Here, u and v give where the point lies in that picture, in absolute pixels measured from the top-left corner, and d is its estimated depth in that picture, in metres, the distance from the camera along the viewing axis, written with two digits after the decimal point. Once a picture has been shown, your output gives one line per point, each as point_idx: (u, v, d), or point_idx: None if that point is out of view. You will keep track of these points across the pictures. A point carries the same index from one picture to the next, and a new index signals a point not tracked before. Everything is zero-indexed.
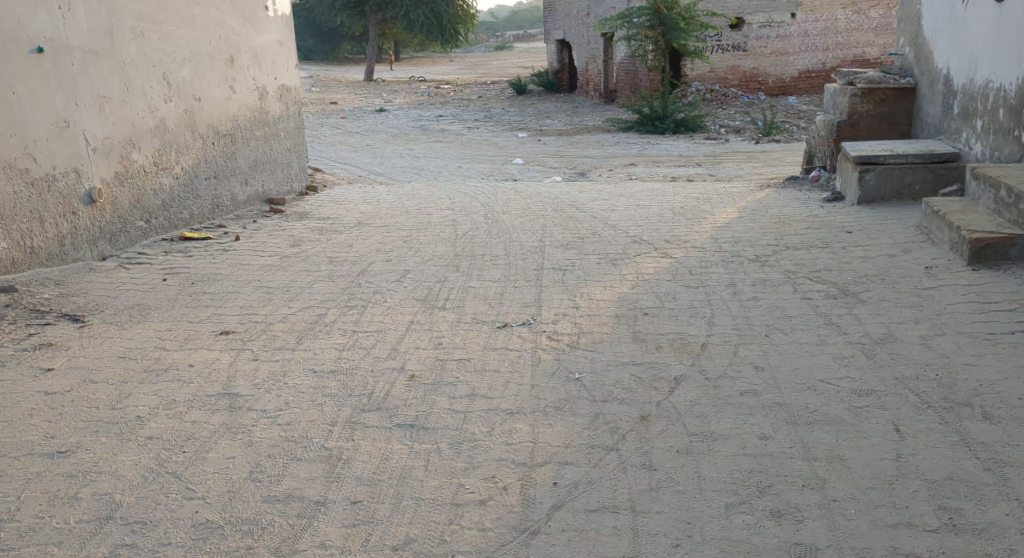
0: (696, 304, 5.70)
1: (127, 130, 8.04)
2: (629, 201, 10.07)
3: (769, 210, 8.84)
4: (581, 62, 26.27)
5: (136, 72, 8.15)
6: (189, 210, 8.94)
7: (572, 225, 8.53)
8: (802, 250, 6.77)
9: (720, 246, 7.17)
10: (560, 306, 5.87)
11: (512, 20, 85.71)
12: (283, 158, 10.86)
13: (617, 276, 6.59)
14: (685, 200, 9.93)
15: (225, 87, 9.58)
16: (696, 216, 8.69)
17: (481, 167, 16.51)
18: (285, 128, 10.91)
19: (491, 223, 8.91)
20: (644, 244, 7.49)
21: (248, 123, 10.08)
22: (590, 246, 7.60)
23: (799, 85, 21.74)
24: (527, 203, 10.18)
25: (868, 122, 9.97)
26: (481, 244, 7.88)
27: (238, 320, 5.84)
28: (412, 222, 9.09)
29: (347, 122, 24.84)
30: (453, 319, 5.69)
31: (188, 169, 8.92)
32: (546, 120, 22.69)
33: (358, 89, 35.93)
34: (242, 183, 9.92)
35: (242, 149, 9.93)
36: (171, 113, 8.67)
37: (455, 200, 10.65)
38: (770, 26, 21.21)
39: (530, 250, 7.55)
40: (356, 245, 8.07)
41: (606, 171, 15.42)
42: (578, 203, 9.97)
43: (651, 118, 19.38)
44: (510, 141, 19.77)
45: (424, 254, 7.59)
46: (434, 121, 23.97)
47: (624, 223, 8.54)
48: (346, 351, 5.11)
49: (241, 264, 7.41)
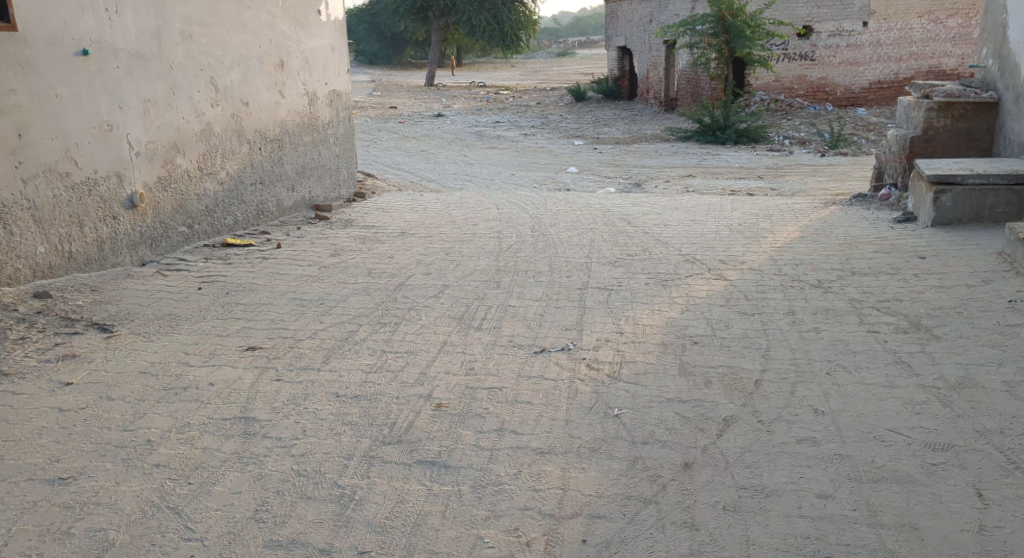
0: (751, 334, 5.29)
1: (172, 134, 7.84)
2: (684, 216, 9.64)
3: (835, 230, 8.34)
4: (642, 70, 25.82)
5: (183, 76, 7.96)
6: (234, 216, 8.75)
7: (623, 241, 8.17)
8: (868, 276, 6.36)
9: (777, 269, 6.75)
10: (602, 330, 5.51)
11: (575, 26, 85.45)
12: (332, 164, 10.66)
13: (666, 299, 6.21)
14: (744, 217, 9.47)
15: (274, 91, 9.40)
16: (754, 234, 8.25)
17: (535, 175, 16.18)
18: (334, 133, 10.71)
19: (538, 235, 8.59)
20: (696, 264, 7.10)
21: (297, 128, 9.89)
22: (639, 264, 7.23)
23: (868, 96, 20.99)
24: (578, 215, 9.85)
25: (944, 138, 9.48)
26: (526, 259, 7.56)
27: (267, 334, 5.55)
28: (459, 234, 8.83)
29: (403, 126, 24.69)
30: (489, 341, 5.37)
31: (233, 174, 8.73)
32: (604, 128, 22.29)
33: (418, 93, 35.93)
34: (289, 189, 9.73)
35: (290, 155, 9.74)
36: (218, 117, 8.48)
37: (504, 210, 10.38)
38: (841, 35, 20.51)
39: (576, 267, 7.20)
40: (399, 257, 7.82)
41: (663, 182, 14.99)
42: (632, 217, 9.57)
43: (713, 128, 18.91)
44: (567, 149, 19.39)
45: (465, 269, 7.29)
46: (490, 127, 23.72)
47: (677, 240, 8.13)
48: (373, 374, 4.81)
49: (279, 275, 7.18)
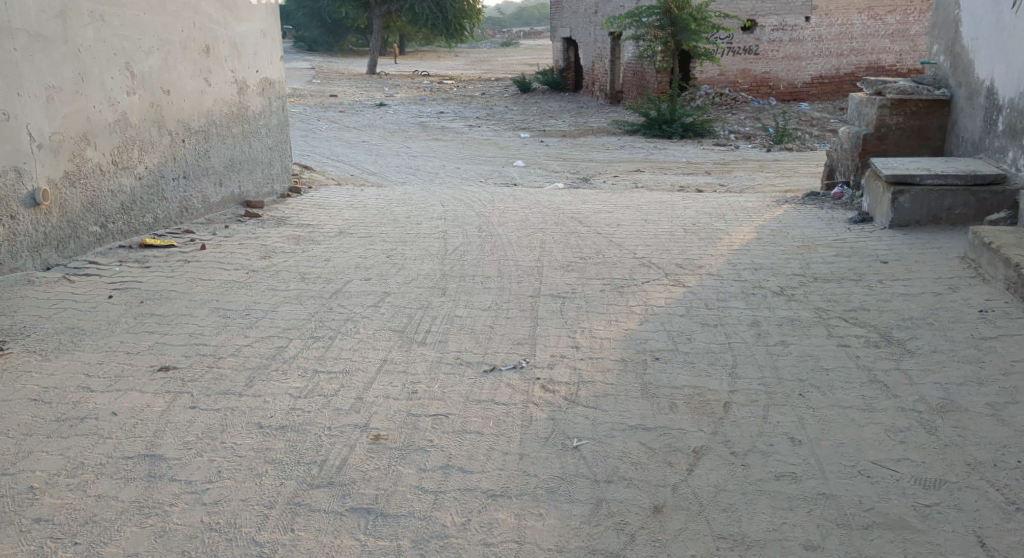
0: (715, 349, 4.93)
1: (82, 125, 7.21)
2: (635, 214, 9.30)
3: (791, 231, 8.05)
4: (587, 62, 25.50)
5: (94, 60, 7.33)
6: (154, 214, 8.14)
7: (575, 242, 7.78)
8: (832, 283, 6.05)
9: (738, 276, 6.41)
10: (558, 346, 5.10)
11: (519, 17, 85.00)
12: (264, 157, 10.06)
13: (623, 308, 5.81)
14: (697, 216, 9.16)
15: (198, 78, 8.78)
16: (710, 236, 7.92)
17: (480, 169, 15.75)
18: (266, 124, 10.11)
19: (485, 236, 8.13)
20: (654, 270, 6.73)
21: (225, 119, 9.28)
22: (593, 269, 6.84)
23: (811, 91, 20.91)
24: (525, 213, 9.40)
25: (896, 135, 9.28)
26: (473, 263, 7.10)
27: (183, 351, 5.03)
28: (398, 234, 8.33)
29: (345, 116, 24.05)
30: (433, 358, 4.92)
31: (153, 168, 8.12)
32: (549, 120, 21.91)
33: (361, 83, 35.22)
34: (215, 184, 9.13)
35: (217, 147, 9.13)
36: (134, 107, 7.85)
37: (448, 207, 9.90)
38: (784, 29, 20.37)
39: (527, 272, 6.77)
40: (333, 260, 7.30)
41: (610, 177, 14.67)
42: (583, 216, 9.20)
43: (659, 122, 18.60)
44: (511, 142, 18.99)
45: (407, 273, 6.80)
46: (434, 118, 23.21)
47: (632, 241, 7.77)
48: (303, 398, 4.34)
49: (202, 280, 6.62)
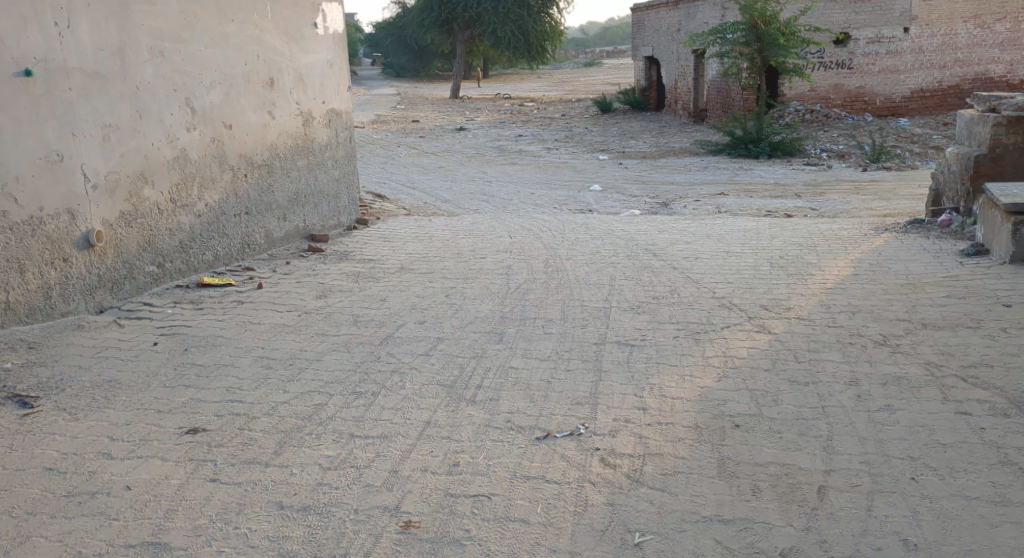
0: (805, 417, 4.33)
1: (139, 163, 6.95)
2: (717, 245, 8.65)
3: (891, 266, 7.31)
4: (670, 80, 24.83)
5: (153, 97, 7.06)
6: (214, 251, 7.82)
7: (647, 279, 7.21)
8: (941, 333, 5.39)
9: (830, 323, 5.76)
10: (625, 408, 4.54)
11: (602, 37, 84.61)
12: (330, 190, 9.77)
13: (699, 361, 5.22)
14: (785, 247, 8.46)
15: (262, 112, 8.49)
16: (798, 272, 7.25)
17: (557, 194, 15.24)
18: (333, 155, 9.81)
19: (552, 271, 7.63)
20: (735, 314, 6.12)
21: (290, 152, 8.98)
22: (666, 311, 6.27)
23: (910, 106, 19.81)
24: (597, 244, 8.87)
25: (1014, 156, 8.55)
26: (535, 303, 6.60)
27: (216, 408, 4.62)
28: (463, 269, 7.90)
29: (424, 141, 23.86)
30: (482, 421, 4.40)
31: (215, 205, 7.84)
32: (630, 141, 21.30)
33: (441, 106, 35.17)
34: (279, 219, 8.83)
35: (281, 181, 8.83)
36: (195, 142, 7.56)
37: (520, 238, 9.47)
38: (880, 42, 19.36)
39: (593, 314, 6.24)
40: (390, 300, 6.88)
41: (692, 202, 13.98)
42: (659, 248, 8.60)
43: (745, 141, 17.91)
44: (591, 164, 18.44)
45: (464, 316, 6.34)
46: (512, 141, 22.80)
47: (710, 278, 7.16)
48: (333, 471, 3.87)
49: (251, 324, 6.27)
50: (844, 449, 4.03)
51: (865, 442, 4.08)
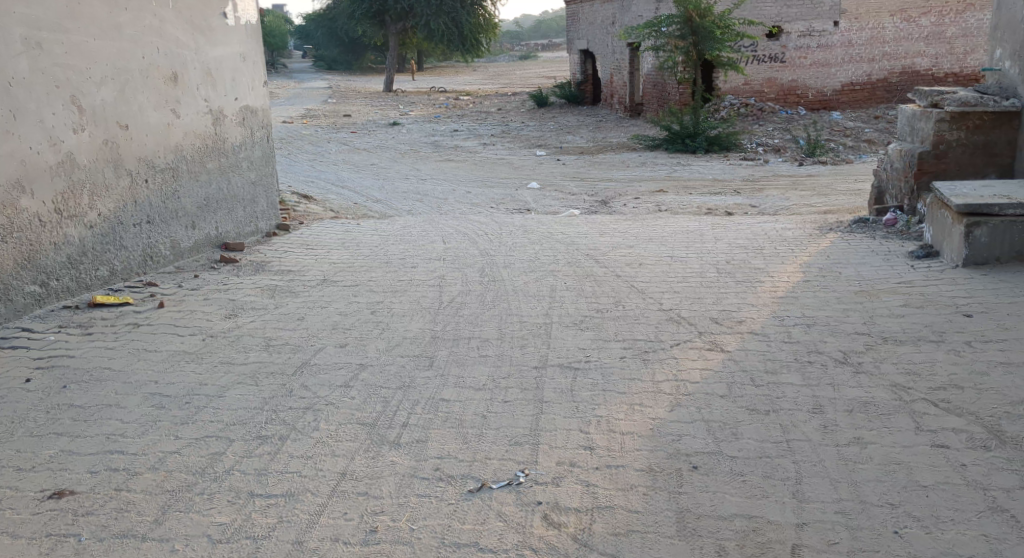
0: (769, 454, 3.83)
1: (14, 170, 6.26)
2: (662, 249, 8.19)
3: (845, 270, 6.90)
4: (605, 73, 24.42)
5: (29, 94, 6.37)
6: (109, 265, 7.16)
7: (590, 289, 6.69)
8: (906, 348, 4.95)
9: (789, 337, 5.28)
10: (569, 448, 3.97)
11: (538, 29, 84.24)
12: (246, 193, 9.06)
13: (647, 386, 4.69)
14: (732, 250, 8.02)
15: (163, 110, 7.77)
16: (752, 279, 6.79)
17: (493, 192, 14.69)
18: (248, 156, 9.10)
19: (487, 281, 7.06)
20: (686, 328, 5.61)
21: (198, 153, 8.26)
22: (613, 326, 5.74)
23: (842, 99, 19.70)
24: (535, 250, 8.31)
25: (958, 153, 8.17)
26: (468, 320, 6.01)
27: (91, 462, 4.02)
28: (389, 280, 7.27)
29: (356, 138, 23.11)
30: (405, 471, 3.80)
31: (109, 214, 7.14)
32: (567, 136, 20.83)
33: (376, 100, 34.33)
34: (187, 227, 8.12)
35: (187, 186, 8.11)
36: (83, 145, 6.87)
37: (450, 243, 8.86)
38: (812, 35, 19.17)
39: (533, 332, 5.68)
40: (307, 319, 6.22)
41: (630, 199, 13.56)
42: (604, 252, 8.08)
43: (681, 136, 17.56)
44: (527, 161, 17.92)
45: (389, 336, 5.72)
46: (448, 137, 22.18)
47: (659, 287, 6.66)
48: (223, 546, 3.38)
49: (145, 352, 5.59)
50: (817, 496, 3.54)
51: (838, 487, 3.59)
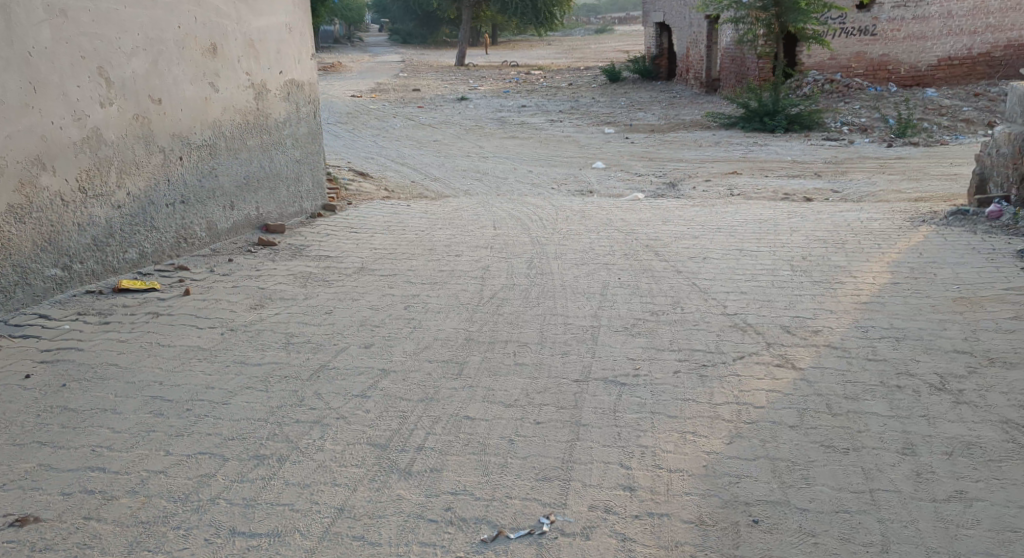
0: (848, 509, 3.22)
1: (33, 146, 5.82)
2: (730, 242, 7.52)
3: (936, 272, 6.18)
4: (681, 48, 23.49)
5: (52, 66, 5.91)
6: (139, 247, 6.71)
7: (647, 287, 6.15)
8: (1016, 374, 4.24)
9: (870, 355, 4.62)
10: (605, 487, 3.42)
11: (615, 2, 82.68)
12: (290, 172, 8.62)
13: (703, 409, 4.09)
14: (808, 245, 7.31)
15: (200, 84, 7.31)
16: (828, 281, 6.12)
17: (556, 172, 14.10)
18: (293, 134, 8.64)
19: (535, 274, 6.62)
20: (749, 339, 4.99)
21: (237, 129, 7.81)
22: (666, 333, 5.19)
23: (937, 75, 18.46)
24: (592, 240, 7.76)
25: None
26: (508, 322, 5.49)
27: (65, 481, 3.55)
28: (429, 272, 6.81)
29: (422, 112, 22.65)
30: (412, 510, 3.31)
31: (138, 194, 6.67)
32: (638, 112, 20.03)
33: (446, 74, 33.91)
34: (226, 207, 7.69)
35: (226, 164, 7.67)
36: (112, 120, 6.41)
37: (504, 230, 8.33)
38: (906, 6, 18.00)
39: (577, 339, 5.14)
40: (336, 313, 5.75)
41: (701, 182, 12.85)
42: (665, 245, 7.48)
43: (760, 114, 16.64)
44: (594, 138, 17.24)
45: (419, 338, 5.22)
46: (515, 113, 21.57)
47: (724, 289, 6.05)
48: None
49: (158, 346, 5.11)
50: None
51: None
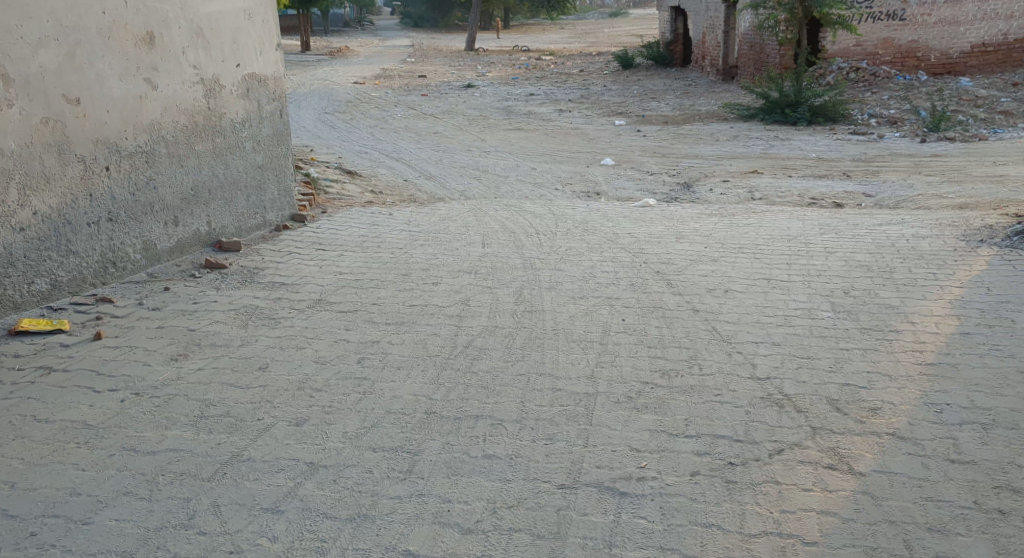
0: None
1: None
2: (755, 270, 6.41)
3: (1012, 322, 5.05)
4: (698, 32, 22.24)
5: None
6: (49, 276, 5.61)
7: (656, 337, 5.05)
8: None
9: (954, 456, 3.55)
10: None
11: None
12: (249, 179, 7.49)
13: (732, 547, 3.11)
14: (850, 275, 6.21)
15: (134, 80, 6.17)
16: (879, 331, 4.99)
17: (561, 169, 12.97)
18: (253, 134, 7.50)
19: (524, 312, 5.59)
20: (787, 422, 3.87)
21: (184, 132, 6.67)
22: (681, 408, 4.09)
23: (969, 62, 16.96)
24: (592, 265, 6.68)
25: None
26: (481, 385, 4.38)
27: None
28: (398, 307, 5.72)
29: (425, 101, 21.53)
30: None
31: (49, 213, 5.57)
32: (652, 102, 18.82)
33: (453, 60, 32.69)
34: (168, 224, 6.54)
35: (168, 172, 6.51)
36: (12, 126, 5.32)
37: (494, 251, 7.23)
38: None
39: (567, 417, 4.02)
40: (272, 367, 4.60)
41: (719, 182, 11.70)
42: (680, 274, 6.37)
43: (782, 105, 15.44)
44: (604, 131, 16.05)
45: (366, 409, 4.10)
46: (522, 102, 20.39)
47: (752, 339, 4.94)
48: None
49: (30, 417, 3.97)
50: None
51: None
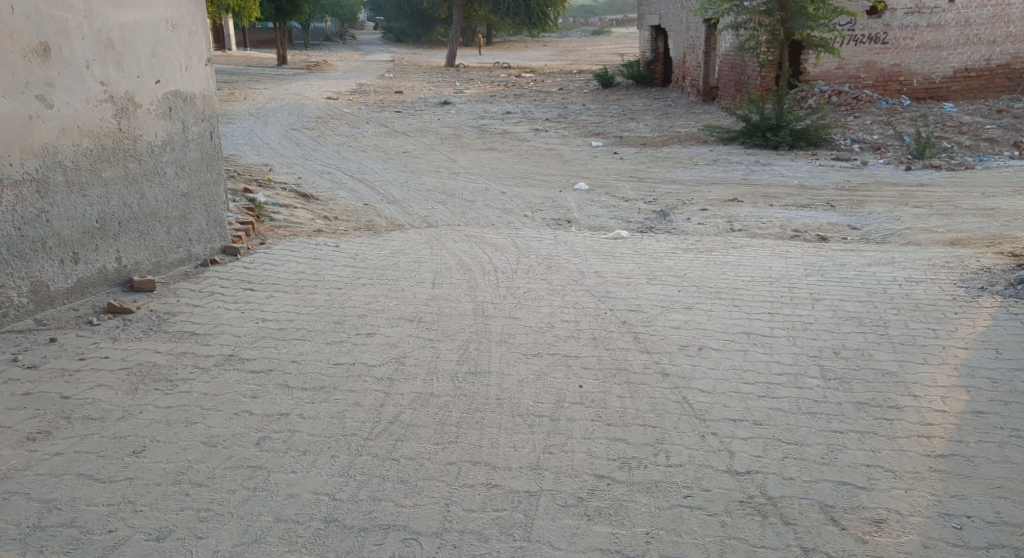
0: None
1: None
2: (733, 322, 5.65)
3: None
4: (678, 52, 21.64)
5: None
6: None
7: (615, 411, 4.26)
8: None
9: None
10: None
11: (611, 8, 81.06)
12: (173, 210, 6.69)
13: None
14: (841, 329, 5.47)
15: (23, 97, 5.36)
16: (876, 408, 4.23)
17: (532, 194, 12.23)
18: (177, 159, 6.70)
19: (466, 374, 4.80)
20: (772, 540, 3.25)
21: (87, 156, 5.86)
22: (642, 517, 3.37)
23: (953, 87, 16.53)
24: (551, 313, 5.91)
25: None
26: (401, 480, 3.60)
27: None
28: (321, 365, 4.92)
29: (398, 117, 20.78)
30: None
31: None
32: (631, 123, 18.15)
33: (433, 75, 32.00)
34: (65, 261, 5.72)
35: (67, 204, 5.70)
36: None
37: (443, 293, 6.46)
38: (921, 12, 16.10)
39: (500, 528, 3.33)
40: (149, 451, 3.79)
41: (698, 210, 11.00)
42: (648, 324, 5.61)
43: (762, 128, 14.79)
44: (580, 153, 15.35)
45: (251, 515, 3.40)
46: (496, 120, 19.65)
47: (728, 417, 4.16)
48: None
49: None
50: None
51: None
